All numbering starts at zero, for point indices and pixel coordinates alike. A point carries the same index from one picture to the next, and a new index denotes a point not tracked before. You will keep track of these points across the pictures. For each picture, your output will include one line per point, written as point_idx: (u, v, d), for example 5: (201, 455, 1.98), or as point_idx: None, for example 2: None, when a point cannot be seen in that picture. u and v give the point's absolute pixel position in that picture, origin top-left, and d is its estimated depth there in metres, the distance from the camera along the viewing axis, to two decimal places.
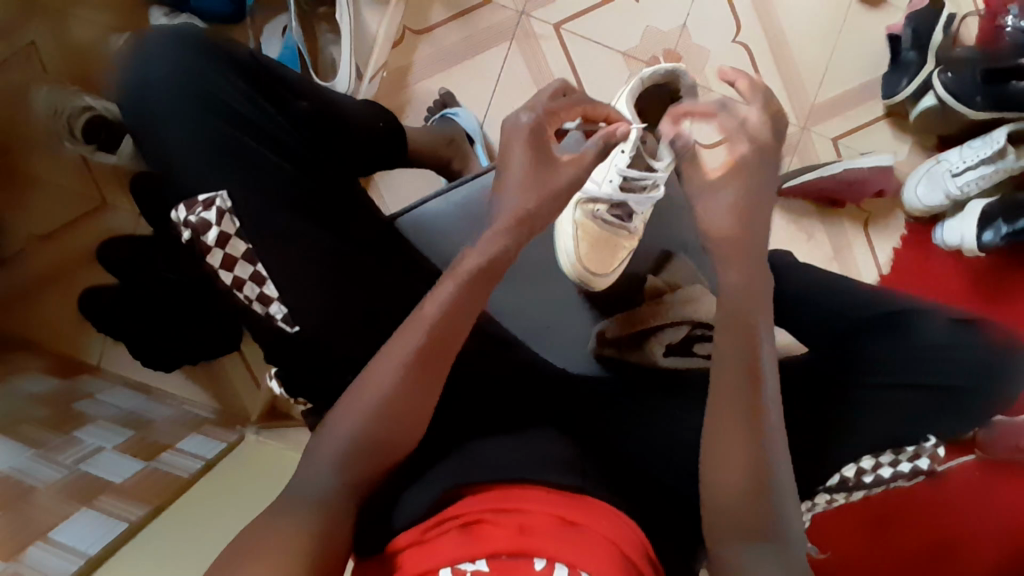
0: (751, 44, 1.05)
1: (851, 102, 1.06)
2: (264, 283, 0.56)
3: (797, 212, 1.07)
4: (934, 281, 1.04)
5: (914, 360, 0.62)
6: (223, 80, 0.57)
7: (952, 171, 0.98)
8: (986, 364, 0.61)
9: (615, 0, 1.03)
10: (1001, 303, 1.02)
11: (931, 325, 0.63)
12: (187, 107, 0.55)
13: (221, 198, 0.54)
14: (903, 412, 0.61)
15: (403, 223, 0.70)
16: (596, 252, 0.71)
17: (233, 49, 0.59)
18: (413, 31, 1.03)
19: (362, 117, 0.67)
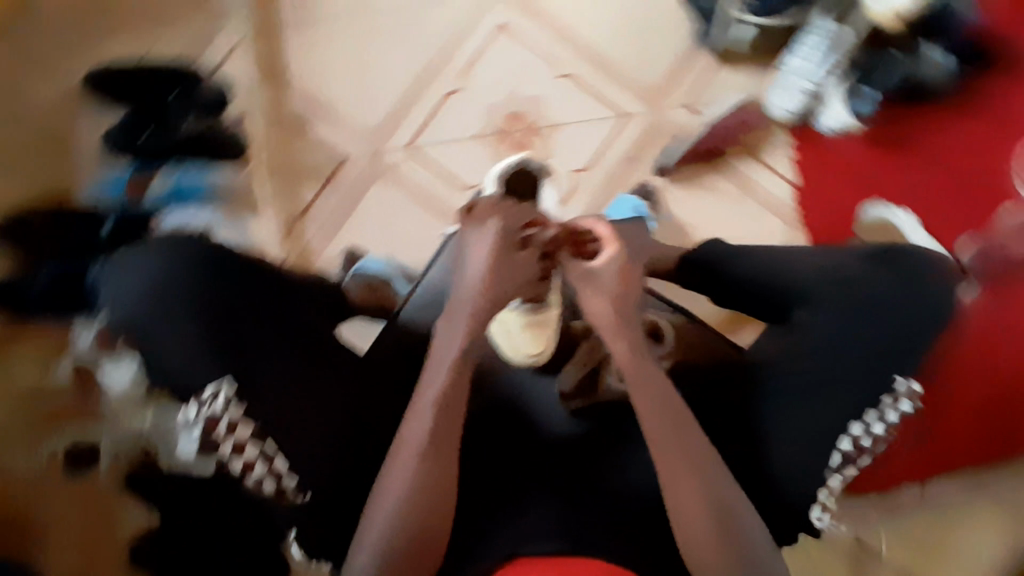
0: (575, 69, 1.13)
1: (683, 68, 1.14)
2: (274, 457, 0.68)
3: (690, 179, 1.14)
4: (848, 184, 1.14)
5: (859, 316, 0.71)
6: (217, 286, 0.69)
7: (800, 73, 1.08)
8: (916, 302, 0.71)
9: (449, 98, 1.10)
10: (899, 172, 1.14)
11: (856, 273, 0.74)
12: (196, 320, 0.67)
13: (225, 388, 0.66)
14: (861, 365, 0.70)
15: (405, 317, 0.83)
16: (527, 335, 0.78)
17: (222, 255, 0.71)
18: (293, 216, 1.07)
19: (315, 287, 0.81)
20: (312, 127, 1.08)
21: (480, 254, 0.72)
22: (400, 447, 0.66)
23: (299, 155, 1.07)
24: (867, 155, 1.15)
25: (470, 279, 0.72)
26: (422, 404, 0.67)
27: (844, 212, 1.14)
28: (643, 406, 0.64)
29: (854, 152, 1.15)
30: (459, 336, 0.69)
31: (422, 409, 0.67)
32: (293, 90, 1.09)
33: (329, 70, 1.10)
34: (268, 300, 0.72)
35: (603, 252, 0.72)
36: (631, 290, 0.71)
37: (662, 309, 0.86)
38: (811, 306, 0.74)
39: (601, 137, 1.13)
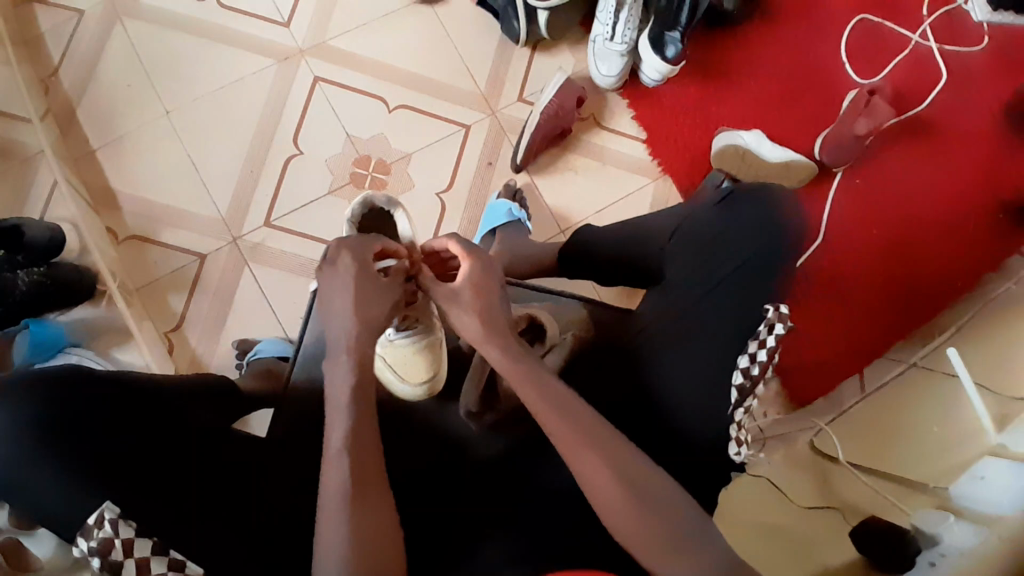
0: (403, 100, 1.15)
1: (503, 66, 1.18)
2: (184, 567, 0.58)
3: (548, 165, 1.17)
4: (692, 127, 1.20)
5: (709, 254, 0.73)
6: (104, 405, 0.63)
7: (607, 38, 1.13)
8: (757, 226, 0.74)
9: (289, 165, 1.10)
10: (726, 105, 1.22)
11: (704, 217, 0.77)
12: (46, 454, 0.59)
13: (108, 508, 0.58)
14: (723, 299, 0.70)
15: (297, 380, 0.80)
16: (411, 362, 0.73)
17: (101, 372, 0.65)
18: (172, 329, 1.04)
19: (201, 385, 0.75)
20: (160, 237, 1.07)
21: (343, 294, 0.64)
22: (326, 497, 0.57)
23: (157, 269, 1.06)
24: (699, 96, 1.21)
25: (339, 321, 0.64)
26: (330, 460, 0.58)
27: (699, 154, 1.19)
28: (542, 405, 0.61)
29: (684, 97, 1.21)
30: (349, 372, 0.62)
31: (332, 464, 0.58)
32: (129, 209, 1.07)
33: (159, 175, 1.09)
34: (163, 409, 0.67)
35: (461, 268, 0.68)
36: (496, 301, 0.67)
37: (548, 298, 0.84)
38: (672, 262, 0.76)
39: (450, 154, 1.15)
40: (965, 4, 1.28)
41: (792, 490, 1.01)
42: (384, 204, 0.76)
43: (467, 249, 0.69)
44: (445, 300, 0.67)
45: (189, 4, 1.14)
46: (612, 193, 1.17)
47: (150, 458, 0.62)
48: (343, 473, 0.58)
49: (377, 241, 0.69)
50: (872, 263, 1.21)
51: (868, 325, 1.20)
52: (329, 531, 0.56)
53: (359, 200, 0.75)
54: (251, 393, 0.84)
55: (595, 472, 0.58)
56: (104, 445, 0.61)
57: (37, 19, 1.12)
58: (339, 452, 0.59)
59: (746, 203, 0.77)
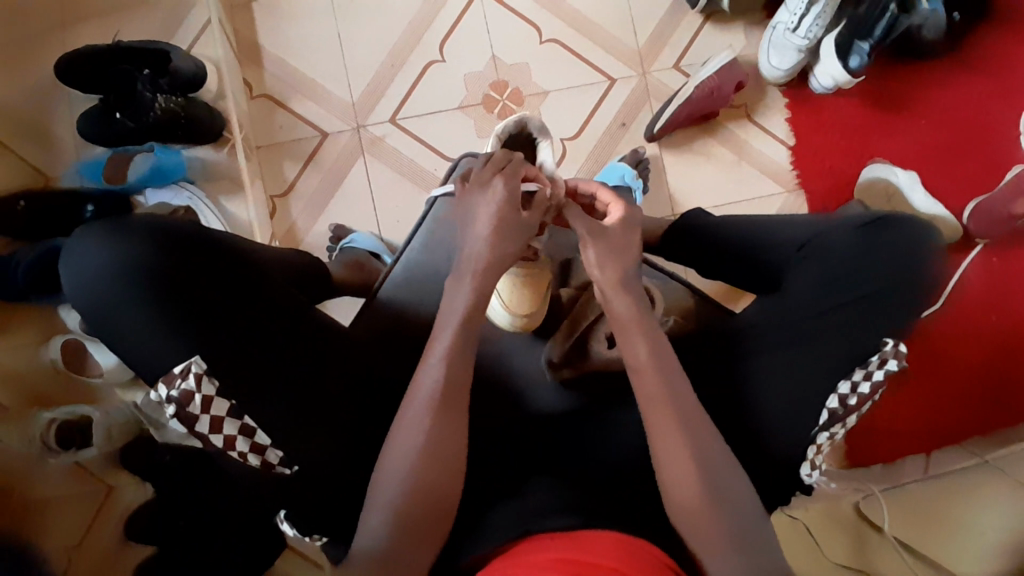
0: (558, 35, 1.10)
1: (669, 28, 1.11)
2: (254, 433, 0.62)
3: (682, 143, 1.11)
4: (845, 148, 1.11)
5: (846, 278, 0.68)
6: (198, 263, 0.63)
7: (790, 28, 1.04)
8: (902, 260, 0.69)
9: (428, 69, 1.08)
10: (889, 135, 1.12)
11: (841, 235, 0.71)
12: (144, 296, 0.59)
13: (195, 362, 0.59)
14: (850, 323, 0.67)
15: (383, 299, 0.77)
16: (517, 291, 0.71)
17: (195, 234, 0.64)
18: (279, 195, 1.06)
19: (285, 257, 0.74)
20: (290, 104, 1.08)
21: (485, 215, 0.65)
22: (413, 398, 0.60)
23: (279, 134, 1.07)
24: (861, 117, 1.12)
25: (476, 241, 0.64)
26: (431, 363, 0.61)
27: (842, 177, 1.11)
28: (648, 370, 0.61)
29: (848, 114, 1.12)
30: (466, 289, 0.63)
31: (431, 368, 0.61)
32: (270, 68, 1.08)
33: (305, 44, 1.09)
34: (256, 277, 0.66)
35: (613, 213, 0.68)
36: (635, 258, 0.66)
37: (658, 277, 0.81)
38: (800, 269, 0.71)
39: (587, 103, 1.10)
40: None
41: (826, 545, 0.97)
42: (536, 129, 0.76)
43: (615, 199, 0.69)
44: (597, 237, 0.65)
45: None
46: (739, 192, 1.11)
47: (242, 316, 0.63)
48: (438, 376, 0.60)
49: (523, 165, 0.67)
50: (989, 342, 1.13)
51: (955, 406, 1.13)
52: (406, 427, 0.59)
53: (506, 122, 0.75)
54: (343, 282, 0.86)
55: (679, 457, 0.58)
56: (204, 296, 0.62)
57: None
58: (441, 357, 0.61)
59: (891, 229, 0.71)
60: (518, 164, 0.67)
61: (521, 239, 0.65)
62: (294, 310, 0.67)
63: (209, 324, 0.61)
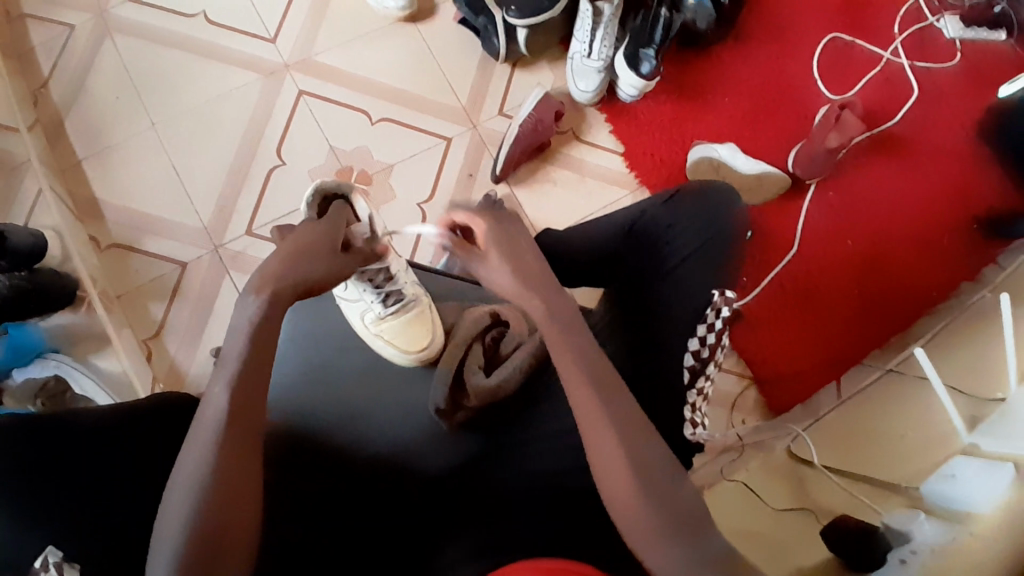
0: (386, 114, 1.18)
1: (484, 81, 1.21)
2: None
3: (527, 176, 1.20)
4: (668, 140, 1.24)
5: (665, 263, 0.75)
6: (55, 448, 0.59)
7: (583, 56, 1.17)
8: (706, 221, 0.75)
9: (271, 176, 1.12)
10: (699, 119, 1.26)
11: (653, 217, 0.77)
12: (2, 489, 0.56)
13: (51, 552, 0.55)
14: (680, 288, 0.73)
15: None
16: (409, 331, 0.76)
17: (54, 417, 0.61)
18: (150, 337, 1.04)
19: (162, 404, 0.68)
20: (142, 245, 1.08)
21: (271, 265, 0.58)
22: (169, 496, 0.50)
23: (137, 277, 1.06)
24: (674, 110, 1.25)
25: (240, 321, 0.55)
26: (206, 424, 0.52)
27: (674, 164, 1.23)
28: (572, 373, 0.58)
29: (660, 112, 1.25)
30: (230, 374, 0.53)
31: (207, 428, 0.51)
32: (112, 217, 1.09)
33: (143, 184, 1.10)
34: (123, 450, 0.63)
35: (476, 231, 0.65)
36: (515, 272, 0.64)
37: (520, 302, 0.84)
38: (630, 258, 0.78)
39: (431, 165, 1.17)
40: (936, 22, 1.33)
41: (768, 496, 0.99)
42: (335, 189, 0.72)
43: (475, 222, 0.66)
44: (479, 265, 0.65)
45: (177, 21, 1.17)
46: (590, 203, 1.20)
47: (113, 464, 0.62)
48: (198, 471, 0.50)
49: (318, 233, 0.63)
50: (843, 266, 1.24)
51: (842, 332, 1.22)
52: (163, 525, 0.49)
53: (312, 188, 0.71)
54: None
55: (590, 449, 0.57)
56: (68, 477, 0.59)
57: (30, 34, 1.15)
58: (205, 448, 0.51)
59: (693, 197, 0.77)
60: (300, 238, 0.61)
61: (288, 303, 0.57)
62: (173, 444, 0.66)
63: (77, 500, 0.59)
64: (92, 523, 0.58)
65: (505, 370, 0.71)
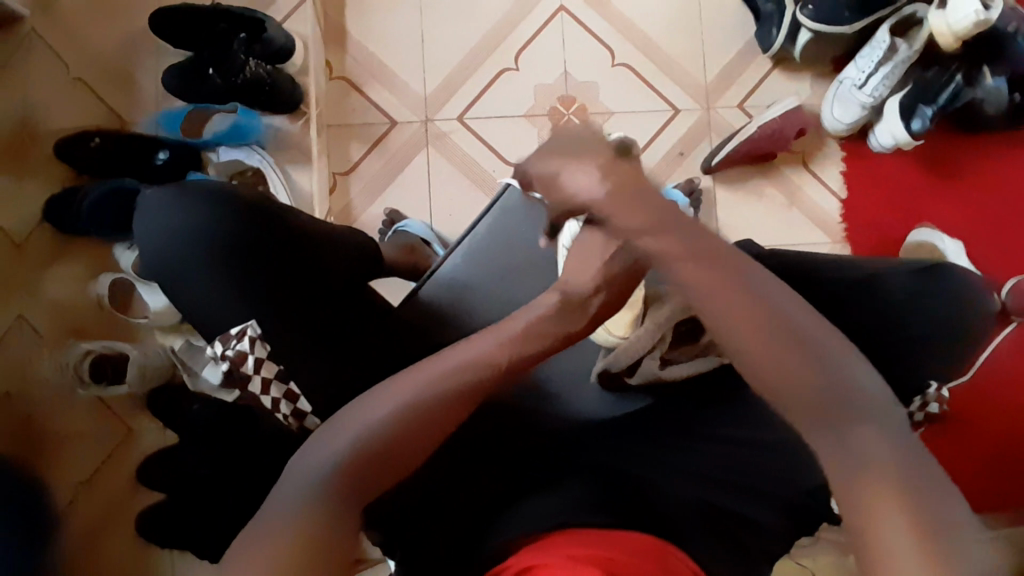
0: (630, 62, 1.14)
1: (739, 68, 1.14)
2: (298, 396, 0.66)
3: (737, 179, 1.13)
4: (899, 207, 1.12)
5: (888, 328, 0.69)
6: (260, 235, 0.62)
7: (856, 85, 1.07)
8: (953, 309, 0.70)
9: (500, 75, 1.13)
10: (942, 199, 1.13)
11: (895, 279, 0.71)
12: (215, 254, 0.60)
13: (251, 326, 0.62)
14: (896, 363, 0.69)
15: (423, 296, 0.74)
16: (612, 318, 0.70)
17: (266, 207, 0.63)
18: (341, 173, 1.10)
19: (353, 238, 0.71)
20: (365, 88, 1.12)
21: (588, 248, 0.63)
22: (442, 355, 0.56)
23: (350, 115, 1.11)
24: (919, 179, 1.13)
25: (575, 270, 0.63)
26: (484, 335, 0.58)
27: (894, 234, 1.12)
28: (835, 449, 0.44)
29: (904, 175, 1.13)
30: (547, 311, 0.61)
31: (481, 338, 0.58)
32: (351, 53, 1.13)
33: (388, 33, 1.14)
34: (314, 258, 0.65)
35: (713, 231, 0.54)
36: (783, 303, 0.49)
37: None
38: (855, 304, 0.70)
39: (650, 129, 1.13)
40: None
41: None
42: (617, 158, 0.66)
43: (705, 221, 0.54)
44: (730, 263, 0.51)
45: None
46: (787, 234, 1.12)
47: (311, 275, 0.65)
48: (481, 350, 0.57)
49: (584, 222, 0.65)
50: None
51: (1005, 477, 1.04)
52: (421, 370, 0.55)
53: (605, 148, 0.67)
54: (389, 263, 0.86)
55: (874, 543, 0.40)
56: (265, 264, 0.62)
57: None
58: (497, 336, 0.58)
59: (946, 279, 0.71)
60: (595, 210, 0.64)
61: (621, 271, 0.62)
62: (349, 274, 0.68)
63: (269, 288, 0.62)
64: (280, 314, 0.62)
65: (681, 368, 0.70)
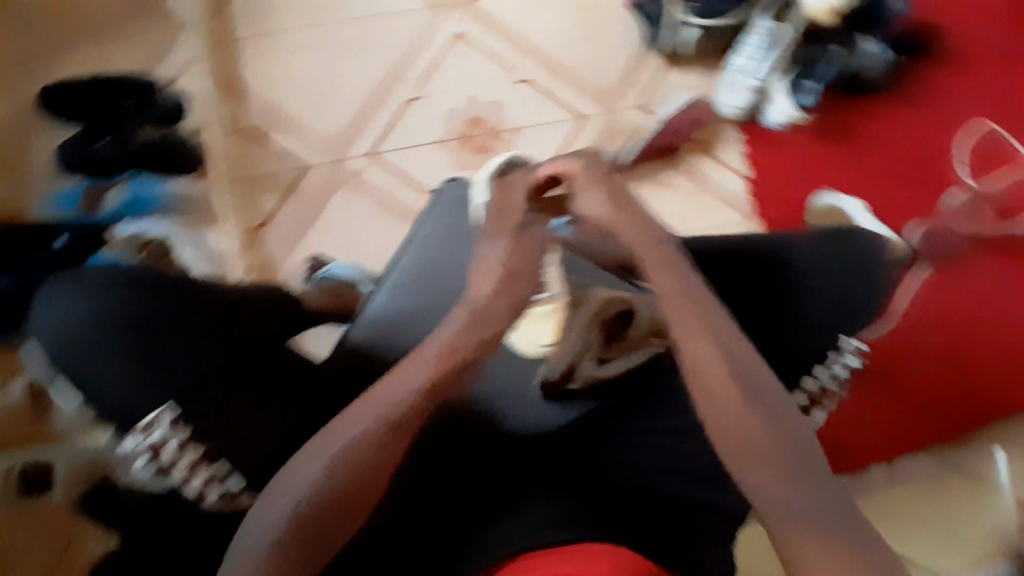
0: (531, 76, 1.17)
1: (634, 69, 1.19)
2: (227, 475, 0.60)
3: (647, 174, 1.18)
4: (798, 178, 1.19)
5: (801, 294, 0.75)
6: (172, 310, 0.61)
7: (745, 69, 1.14)
8: (854, 264, 0.75)
9: (406, 106, 1.13)
10: (836, 164, 1.21)
11: (803, 250, 0.76)
12: (123, 338, 0.58)
13: (166, 411, 0.58)
14: (818, 325, 0.75)
15: (352, 342, 0.73)
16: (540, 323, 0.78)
17: (173, 283, 0.63)
18: (256, 226, 1.07)
19: (267, 299, 0.72)
20: (270, 136, 1.10)
21: (494, 255, 0.64)
22: (370, 396, 0.56)
23: (259, 166, 1.09)
24: (811, 149, 1.21)
25: (480, 277, 0.64)
26: (405, 366, 0.58)
27: (799, 202, 1.18)
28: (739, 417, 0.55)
29: (799, 147, 1.20)
30: (455, 325, 0.61)
31: (403, 371, 0.58)
32: (251, 103, 1.11)
33: (287, 78, 1.12)
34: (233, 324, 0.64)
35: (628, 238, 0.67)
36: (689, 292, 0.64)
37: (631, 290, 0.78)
38: (773, 278, 0.75)
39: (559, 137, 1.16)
40: None
41: None
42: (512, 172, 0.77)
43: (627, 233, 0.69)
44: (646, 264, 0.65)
45: None
46: (702, 219, 1.18)
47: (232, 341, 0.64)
48: (409, 384, 0.56)
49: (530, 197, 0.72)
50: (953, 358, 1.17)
51: (930, 412, 1.15)
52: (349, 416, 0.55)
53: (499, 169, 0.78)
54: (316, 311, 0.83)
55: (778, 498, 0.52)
56: (181, 338, 0.60)
57: None
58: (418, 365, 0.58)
59: (850, 241, 0.76)
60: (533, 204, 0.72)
61: (526, 269, 0.64)
62: (269, 334, 0.69)
63: (188, 362, 0.60)
64: (203, 388, 0.59)
65: (615, 366, 0.72)
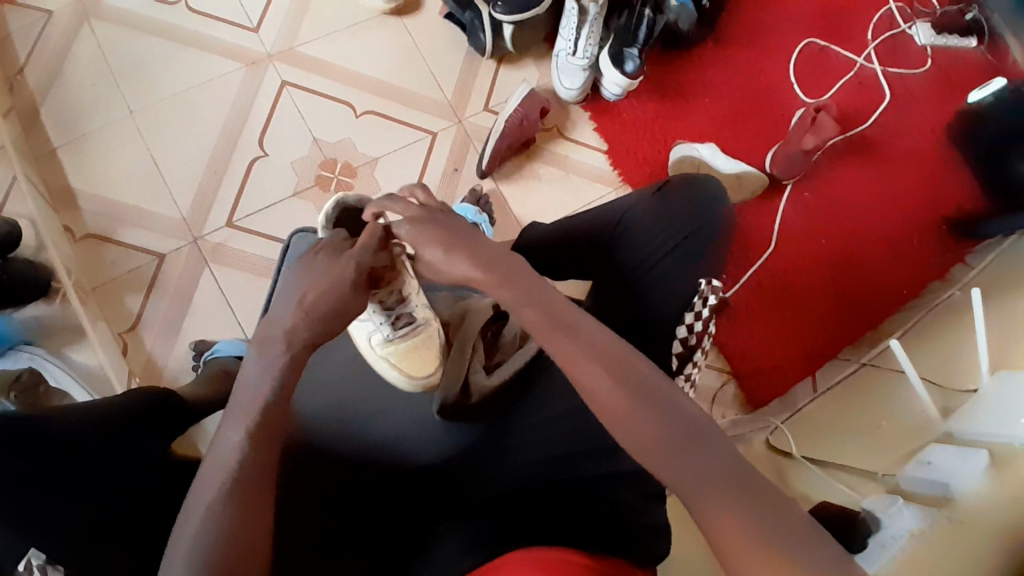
0: (372, 108, 1.17)
1: (470, 77, 1.21)
2: None
3: (512, 172, 1.20)
4: (650, 139, 1.25)
5: (651, 251, 0.77)
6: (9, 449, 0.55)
7: (569, 52, 1.18)
8: (692, 211, 0.77)
9: (252, 168, 1.10)
10: (680, 118, 1.28)
11: (644, 207, 0.79)
12: None
13: (33, 555, 0.52)
14: (677, 267, 0.76)
15: None
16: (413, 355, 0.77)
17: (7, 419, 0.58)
18: (127, 331, 1.02)
19: (121, 404, 0.66)
20: (118, 235, 1.05)
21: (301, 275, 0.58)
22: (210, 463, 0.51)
23: (111, 269, 1.04)
24: (655, 110, 1.27)
25: (285, 303, 0.57)
26: (231, 419, 0.53)
27: (658, 162, 1.24)
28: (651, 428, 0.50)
29: (643, 111, 1.27)
30: (269, 362, 0.54)
31: (232, 423, 0.52)
32: (88, 208, 1.06)
33: (121, 173, 1.07)
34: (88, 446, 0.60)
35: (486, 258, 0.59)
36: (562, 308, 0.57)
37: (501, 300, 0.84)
38: (624, 240, 0.78)
39: (417, 159, 1.16)
40: (909, 29, 1.38)
41: None
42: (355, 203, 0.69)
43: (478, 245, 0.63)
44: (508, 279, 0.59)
45: (157, 7, 1.15)
46: (576, 199, 1.21)
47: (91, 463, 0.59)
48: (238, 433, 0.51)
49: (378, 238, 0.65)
50: (830, 268, 1.27)
51: (822, 320, 1.25)
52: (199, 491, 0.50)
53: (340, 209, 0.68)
54: (198, 402, 0.79)
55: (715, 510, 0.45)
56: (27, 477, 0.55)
57: (6, 19, 1.12)
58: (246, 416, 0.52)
59: (684, 187, 0.79)
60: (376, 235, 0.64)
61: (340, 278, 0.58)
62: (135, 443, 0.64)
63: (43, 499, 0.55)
64: (67, 522, 0.55)
65: (504, 370, 0.72)
